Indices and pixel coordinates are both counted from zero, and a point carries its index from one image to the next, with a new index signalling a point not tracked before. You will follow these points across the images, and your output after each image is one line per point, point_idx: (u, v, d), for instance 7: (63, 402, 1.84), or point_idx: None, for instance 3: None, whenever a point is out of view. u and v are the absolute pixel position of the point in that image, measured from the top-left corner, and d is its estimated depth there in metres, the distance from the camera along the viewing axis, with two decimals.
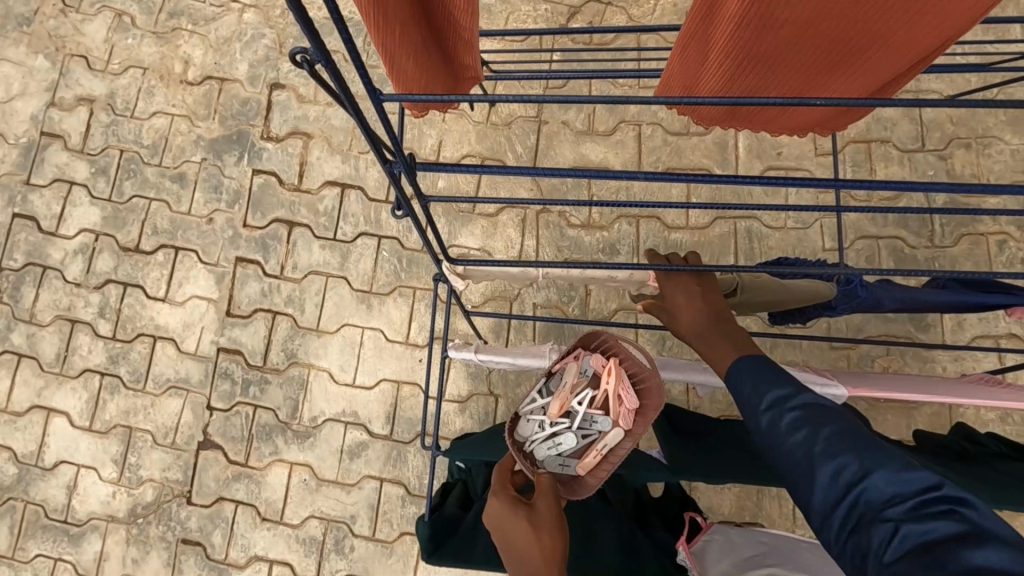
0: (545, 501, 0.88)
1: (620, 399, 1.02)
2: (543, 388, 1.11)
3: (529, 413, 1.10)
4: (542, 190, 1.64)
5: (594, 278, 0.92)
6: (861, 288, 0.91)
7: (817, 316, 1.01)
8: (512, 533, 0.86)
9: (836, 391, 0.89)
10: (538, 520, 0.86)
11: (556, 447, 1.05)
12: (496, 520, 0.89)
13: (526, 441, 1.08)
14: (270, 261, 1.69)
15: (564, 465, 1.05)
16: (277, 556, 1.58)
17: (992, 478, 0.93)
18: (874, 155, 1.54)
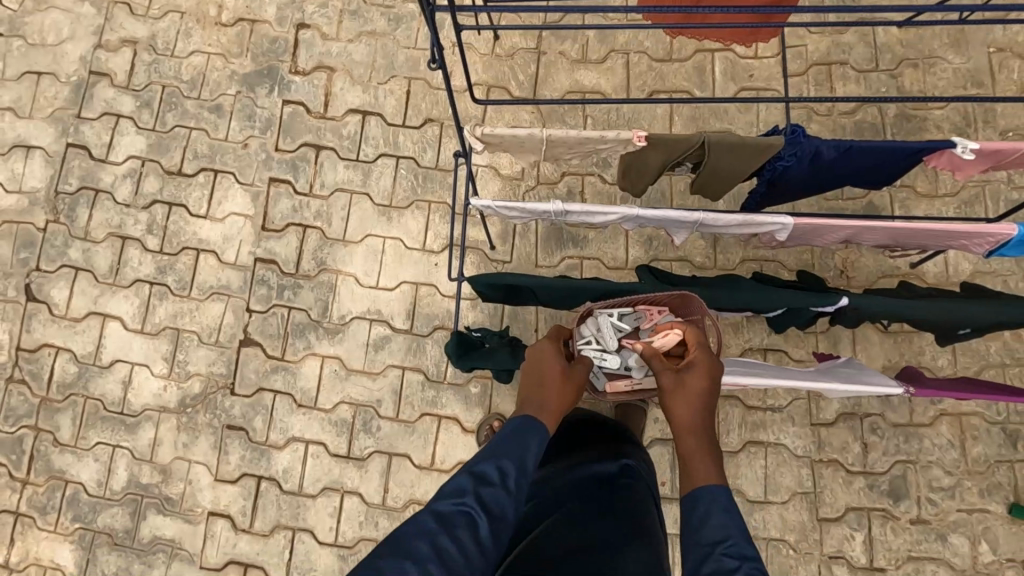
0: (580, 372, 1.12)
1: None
2: (621, 314, 1.32)
3: (602, 320, 1.32)
4: (542, 113, 1.85)
5: (586, 139, 1.15)
6: (802, 137, 1.12)
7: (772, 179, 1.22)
8: (548, 374, 1.08)
9: (784, 222, 1.10)
10: (570, 376, 1.10)
11: (602, 360, 1.31)
12: (537, 354, 1.11)
13: (585, 339, 1.32)
14: (300, 180, 1.89)
15: (597, 374, 1.32)
16: (312, 436, 1.79)
17: (919, 308, 1.18)
18: (834, 75, 1.75)
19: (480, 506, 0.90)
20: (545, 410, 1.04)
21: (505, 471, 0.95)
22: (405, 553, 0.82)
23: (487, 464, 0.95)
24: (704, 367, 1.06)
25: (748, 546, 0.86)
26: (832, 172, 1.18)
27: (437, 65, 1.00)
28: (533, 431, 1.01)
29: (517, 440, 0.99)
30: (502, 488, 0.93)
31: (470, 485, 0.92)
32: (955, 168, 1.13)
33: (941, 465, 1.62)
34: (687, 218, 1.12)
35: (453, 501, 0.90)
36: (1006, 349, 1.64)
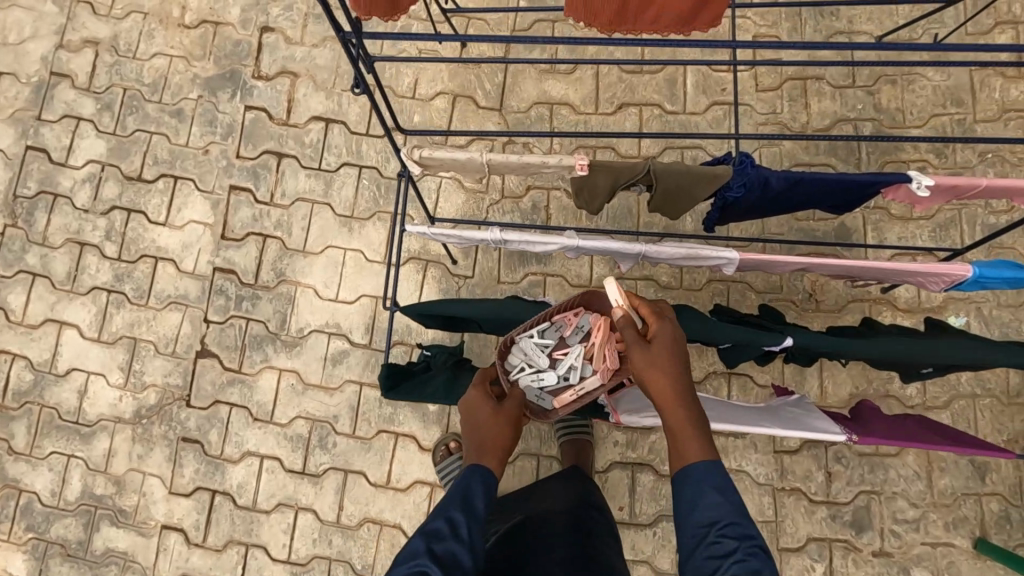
0: (512, 405, 1.06)
1: (604, 357, 1.18)
2: (541, 330, 1.23)
3: (523, 345, 1.23)
4: (508, 123, 1.79)
5: (529, 164, 1.11)
6: (751, 167, 1.07)
7: (724, 208, 1.17)
8: (480, 416, 1.03)
9: (730, 257, 1.05)
10: (501, 410, 1.04)
11: (539, 381, 1.22)
12: (466, 404, 1.05)
13: (515, 369, 1.23)
14: (261, 189, 1.85)
15: (539, 397, 1.22)
16: (267, 451, 1.76)
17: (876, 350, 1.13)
18: (809, 91, 1.69)
19: (434, 562, 0.85)
20: (488, 454, 0.99)
21: (455, 523, 0.89)
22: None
23: (437, 521, 0.90)
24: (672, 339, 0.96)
25: (746, 523, 0.83)
26: (788, 202, 1.13)
27: (362, 90, 0.96)
28: (478, 480, 0.96)
29: (463, 490, 0.95)
30: (454, 539, 0.88)
31: (423, 544, 0.87)
32: (914, 201, 1.08)
33: (906, 497, 1.57)
34: (629, 249, 1.07)
35: (408, 566, 0.84)
36: (977, 379, 1.59)
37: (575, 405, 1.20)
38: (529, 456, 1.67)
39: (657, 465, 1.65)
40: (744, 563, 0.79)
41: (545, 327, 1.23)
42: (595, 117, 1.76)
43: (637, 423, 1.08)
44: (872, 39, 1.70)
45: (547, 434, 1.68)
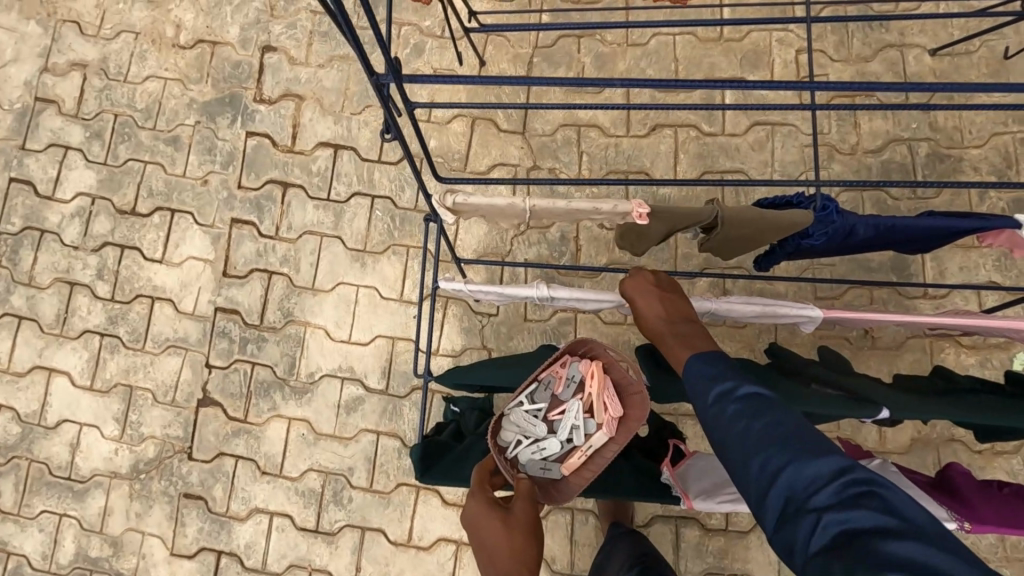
0: (522, 508, 0.89)
1: (605, 406, 1.02)
2: (529, 394, 1.04)
3: (513, 416, 1.03)
4: (531, 147, 1.66)
5: (579, 209, 0.98)
6: (835, 214, 0.94)
7: (795, 253, 1.04)
8: (488, 540, 0.86)
9: (812, 314, 0.92)
10: (512, 521, 0.87)
11: (541, 452, 1.03)
12: (470, 523, 0.88)
13: (511, 445, 1.03)
14: (265, 222, 1.71)
15: (545, 468, 1.04)
16: (277, 508, 1.62)
17: (982, 416, 0.98)
18: (859, 109, 1.57)
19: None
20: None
21: None
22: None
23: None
24: (651, 279, 0.91)
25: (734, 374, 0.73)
26: (869, 249, 1.01)
27: (394, 137, 0.83)
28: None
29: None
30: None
31: None
32: (1012, 244, 0.98)
33: (977, 551, 1.44)
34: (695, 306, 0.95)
35: None
36: None
37: (586, 469, 1.03)
38: (562, 510, 1.54)
39: (702, 518, 1.52)
40: (731, 402, 0.70)
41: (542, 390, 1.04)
42: (626, 139, 1.63)
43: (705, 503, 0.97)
44: (925, 53, 1.58)
45: None
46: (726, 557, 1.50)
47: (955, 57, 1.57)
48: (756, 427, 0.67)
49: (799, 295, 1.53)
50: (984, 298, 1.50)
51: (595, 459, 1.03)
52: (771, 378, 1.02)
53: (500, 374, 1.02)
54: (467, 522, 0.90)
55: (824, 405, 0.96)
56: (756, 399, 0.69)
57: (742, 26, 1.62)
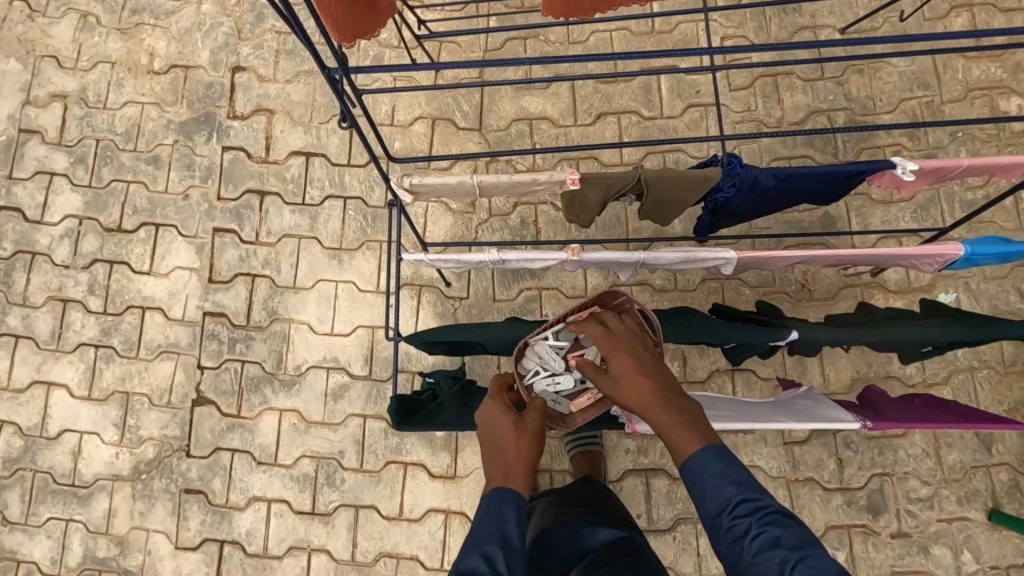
0: (533, 419, 1.03)
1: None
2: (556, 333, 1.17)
3: (538, 348, 1.17)
4: (489, 142, 1.81)
5: (521, 182, 1.12)
6: (739, 167, 1.08)
7: (717, 210, 1.18)
8: (499, 433, 1.02)
9: (727, 257, 1.06)
10: (522, 427, 1.02)
11: (556, 385, 1.18)
12: (484, 416, 1.04)
13: (531, 373, 1.18)
14: (245, 229, 1.83)
15: (557, 401, 1.19)
16: (274, 494, 1.72)
17: (879, 337, 1.14)
18: (780, 87, 1.74)
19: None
20: (513, 474, 0.98)
21: (494, 561, 0.88)
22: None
23: (470, 555, 0.89)
24: (625, 355, 0.99)
25: (755, 492, 0.86)
26: (778, 198, 1.14)
27: (350, 125, 0.96)
28: (506, 504, 0.95)
29: (495, 515, 0.94)
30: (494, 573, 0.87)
31: None
32: (898, 185, 1.12)
33: (918, 476, 1.59)
34: (628, 258, 1.08)
35: None
36: (973, 352, 1.62)
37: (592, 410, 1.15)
38: (541, 472, 1.66)
39: (669, 468, 1.65)
40: (763, 536, 0.82)
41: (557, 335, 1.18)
42: (575, 129, 1.78)
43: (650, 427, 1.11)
44: (835, 32, 1.75)
45: (557, 448, 1.66)
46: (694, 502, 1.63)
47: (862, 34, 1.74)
48: (790, 558, 0.80)
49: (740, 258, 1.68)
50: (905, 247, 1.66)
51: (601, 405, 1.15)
52: (698, 317, 1.18)
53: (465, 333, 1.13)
54: (484, 418, 1.06)
55: (739, 334, 1.13)
56: (784, 523, 0.84)
57: (670, 18, 1.78)
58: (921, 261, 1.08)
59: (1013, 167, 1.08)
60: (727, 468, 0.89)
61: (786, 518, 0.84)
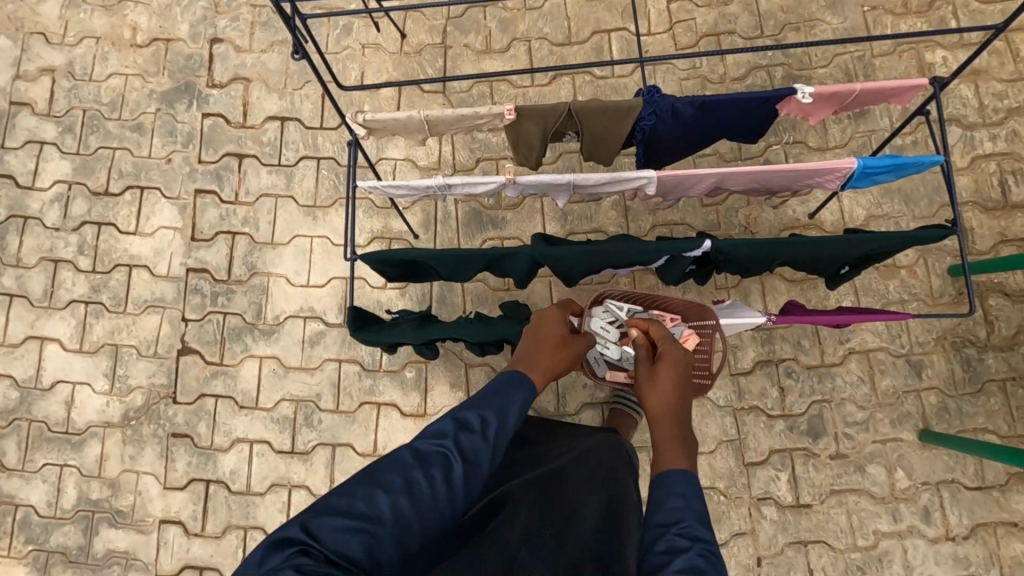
0: (580, 344, 1.22)
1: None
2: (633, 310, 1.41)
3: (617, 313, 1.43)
4: (452, 103, 1.93)
5: (463, 115, 1.24)
6: (658, 96, 1.20)
7: (647, 143, 1.30)
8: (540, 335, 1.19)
9: (648, 175, 1.19)
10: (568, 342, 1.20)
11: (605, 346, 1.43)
12: (543, 318, 1.21)
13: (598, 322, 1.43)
14: (225, 190, 1.94)
15: (598, 363, 1.46)
16: (256, 436, 1.83)
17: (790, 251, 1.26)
18: (723, 45, 1.86)
19: (456, 449, 0.93)
20: (538, 369, 1.12)
21: (487, 423, 0.97)
22: (378, 485, 0.87)
23: (470, 412, 0.97)
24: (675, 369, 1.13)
25: (700, 527, 0.88)
26: (699, 128, 1.26)
27: (300, 56, 1.08)
28: (518, 387, 1.04)
29: (504, 394, 1.02)
30: (482, 436, 0.95)
31: (451, 430, 0.95)
32: (807, 112, 1.23)
33: (853, 401, 1.71)
34: (560, 180, 1.20)
35: (433, 442, 0.93)
36: (903, 286, 1.75)
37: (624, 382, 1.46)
38: None
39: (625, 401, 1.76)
40: (691, 560, 0.83)
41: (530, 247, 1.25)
42: (532, 89, 1.90)
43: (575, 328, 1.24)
44: None
45: None
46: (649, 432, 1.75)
47: None
48: None
49: (688, 204, 1.81)
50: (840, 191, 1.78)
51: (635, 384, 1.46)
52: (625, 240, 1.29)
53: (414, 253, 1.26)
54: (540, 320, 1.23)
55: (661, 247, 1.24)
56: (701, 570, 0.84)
57: None
58: (829, 176, 1.19)
59: (906, 92, 1.18)
60: (698, 502, 0.92)
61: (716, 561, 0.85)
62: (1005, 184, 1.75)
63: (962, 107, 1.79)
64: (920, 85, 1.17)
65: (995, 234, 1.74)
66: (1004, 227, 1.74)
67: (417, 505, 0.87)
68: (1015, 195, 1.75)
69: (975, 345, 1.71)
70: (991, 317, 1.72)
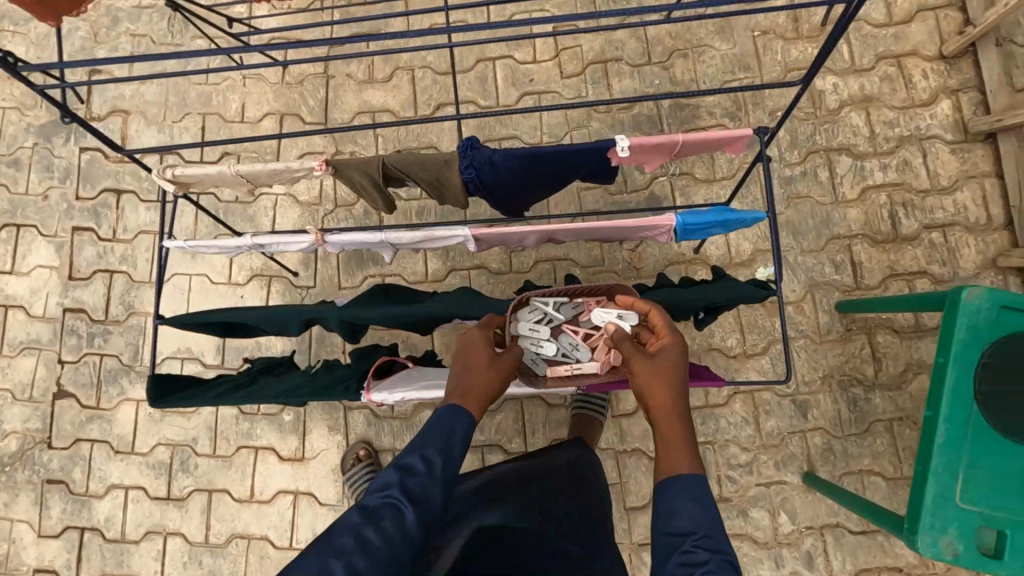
0: (508, 358, 1.07)
1: (607, 350, 1.30)
2: (558, 306, 1.34)
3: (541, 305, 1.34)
4: (334, 136, 1.87)
5: (275, 169, 1.17)
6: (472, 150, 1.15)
7: (482, 194, 1.25)
8: (471, 357, 1.04)
9: (460, 233, 1.11)
10: (497, 363, 1.05)
11: (539, 346, 1.31)
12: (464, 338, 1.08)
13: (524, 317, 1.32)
14: (103, 227, 1.89)
15: (535, 362, 1.32)
16: (131, 482, 1.79)
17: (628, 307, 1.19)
18: (610, 72, 1.80)
19: (405, 495, 0.85)
20: (472, 398, 0.99)
21: (430, 462, 0.89)
22: (328, 551, 0.78)
23: (410, 455, 0.89)
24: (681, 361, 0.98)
25: (719, 535, 0.84)
26: (527, 177, 1.20)
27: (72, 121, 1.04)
28: (457, 419, 0.96)
29: (444, 429, 0.94)
30: (428, 476, 0.88)
31: (395, 477, 0.87)
32: (641, 160, 1.16)
33: (736, 442, 1.66)
34: (372, 239, 1.14)
35: (379, 495, 0.85)
36: (790, 323, 1.69)
37: (566, 379, 1.29)
38: (385, 452, 1.74)
39: (505, 444, 1.71)
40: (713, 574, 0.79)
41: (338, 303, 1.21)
42: (415, 120, 1.84)
43: (385, 399, 1.08)
44: (661, 18, 1.81)
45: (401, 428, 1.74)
46: None
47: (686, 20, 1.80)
48: None
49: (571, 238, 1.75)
50: None
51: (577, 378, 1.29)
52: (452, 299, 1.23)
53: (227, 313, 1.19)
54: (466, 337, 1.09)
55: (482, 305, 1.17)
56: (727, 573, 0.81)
57: None
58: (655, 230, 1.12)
59: (735, 141, 1.11)
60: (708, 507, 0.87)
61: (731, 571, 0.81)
62: (896, 216, 1.69)
63: (853, 135, 1.72)
64: (746, 134, 1.10)
65: (884, 268, 1.68)
66: (893, 261, 1.68)
67: (376, 561, 0.78)
68: (905, 228, 1.68)
69: (862, 384, 1.66)
70: (878, 354, 1.66)
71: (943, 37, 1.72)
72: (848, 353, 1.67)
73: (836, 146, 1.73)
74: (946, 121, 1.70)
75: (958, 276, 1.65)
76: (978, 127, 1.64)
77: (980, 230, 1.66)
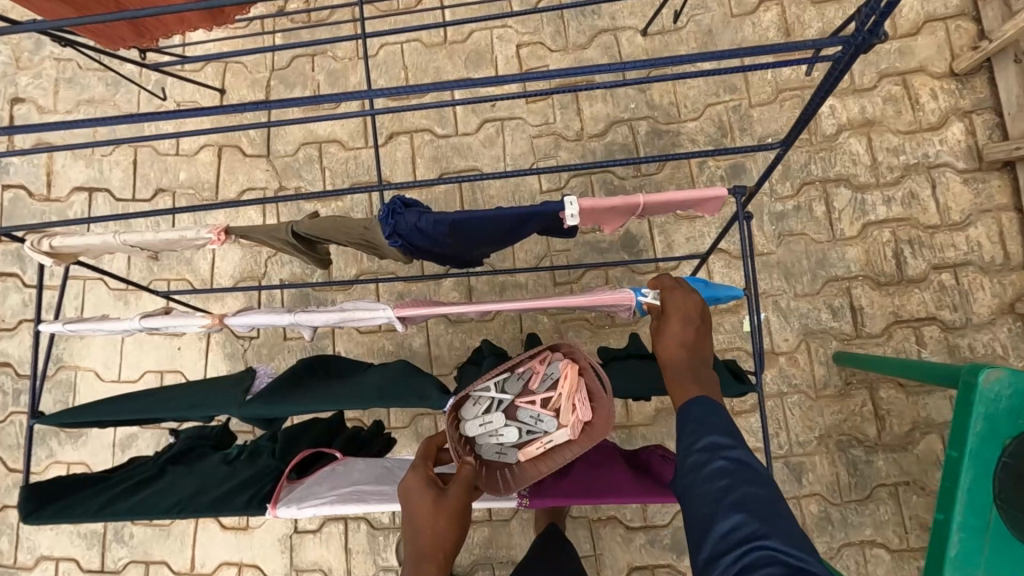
0: (459, 489, 0.82)
1: (574, 407, 0.98)
2: (500, 382, 1.00)
3: (478, 392, 0.99)
4: (278, 169, 1.70)
5: (167, 241, 0.99)
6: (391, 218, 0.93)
7: (424, 260, 1.05)
8: (415, 508, 0.81)
9: (383, 313, 0.93)
10: (443, 502, 0.80)
11: (498, 437, 0.99)
12: (404, 491, 0.83)
13: (468, 417, 0.98)
14: (29, 272, 1.73)
15: (502, 453, 1.01)
16: (61, 553, 1.63)
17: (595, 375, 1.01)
18: (580, 96, 1.62)
19: None
20: (425, 560, 0.77)
21: None
22: None
23: None
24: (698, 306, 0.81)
25: (723, 431, 0.69)
26: (466, 242, 0.99)
27: None
28: None
29: None
30: None
31: None
32: (598, 221, 0.98)
33: None
34: (279, 321, 0.96)
35: None
36: (782, 376, 1.52)
37: (544, 462, 0.98)
38: (337, 519, 1.59)
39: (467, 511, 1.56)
40: (720, 467, 0.66)
41: (255, 381, 1.02)
42: (365, 151, 1.67)
43: (296, 515, 0.95)
44: (637, 34, 1.62)
45: None
46: (492, 546, 1.54)
47: (665, 35, 1.61)
48: (732, 488, 0.63)
49: (536, 282, 1.58)
50: (710, 265, 1.55)
51: (554, 456, 0.99)
52: (368, 378, 0.99)
53: (111, 404, 0.99)
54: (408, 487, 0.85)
55: (403, 392, 0.93)
56: (744, 465, 0.66)
57: (463, 27, 1.66)
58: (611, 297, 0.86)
59: (708, 201, 0.93)
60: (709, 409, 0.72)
61: (740, 457, 0.66)
62: (901, 255, 1.51)
63: (852, 164, 1.54)
64: (720, 192, 0.90)
65: (888, 313, 1.49)
66: (898, 306, 1.49)
67: None
68: (912, 268, 1.50)
69: (863, 445, 1.48)
70: (881, 412, 1.48)
71: (954, 51, 1.53)
72: (846, 411, 1.49)
73: (833, 177, 1.54)
74: (957, 147, 1.51)
75: (972, 323, 1.47)
76: (994, 155, 1.45)
77: (996, 271, 1.47)
